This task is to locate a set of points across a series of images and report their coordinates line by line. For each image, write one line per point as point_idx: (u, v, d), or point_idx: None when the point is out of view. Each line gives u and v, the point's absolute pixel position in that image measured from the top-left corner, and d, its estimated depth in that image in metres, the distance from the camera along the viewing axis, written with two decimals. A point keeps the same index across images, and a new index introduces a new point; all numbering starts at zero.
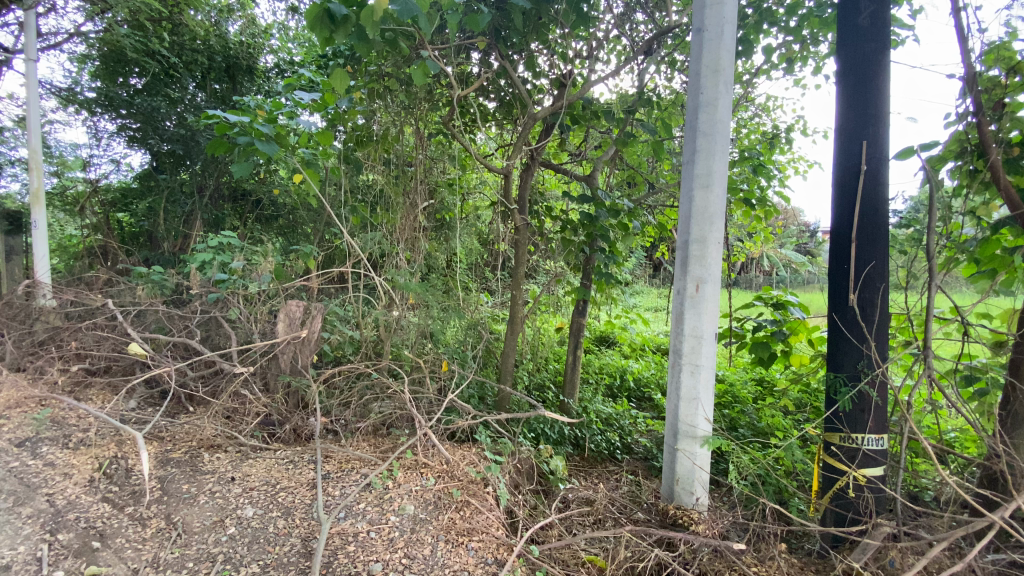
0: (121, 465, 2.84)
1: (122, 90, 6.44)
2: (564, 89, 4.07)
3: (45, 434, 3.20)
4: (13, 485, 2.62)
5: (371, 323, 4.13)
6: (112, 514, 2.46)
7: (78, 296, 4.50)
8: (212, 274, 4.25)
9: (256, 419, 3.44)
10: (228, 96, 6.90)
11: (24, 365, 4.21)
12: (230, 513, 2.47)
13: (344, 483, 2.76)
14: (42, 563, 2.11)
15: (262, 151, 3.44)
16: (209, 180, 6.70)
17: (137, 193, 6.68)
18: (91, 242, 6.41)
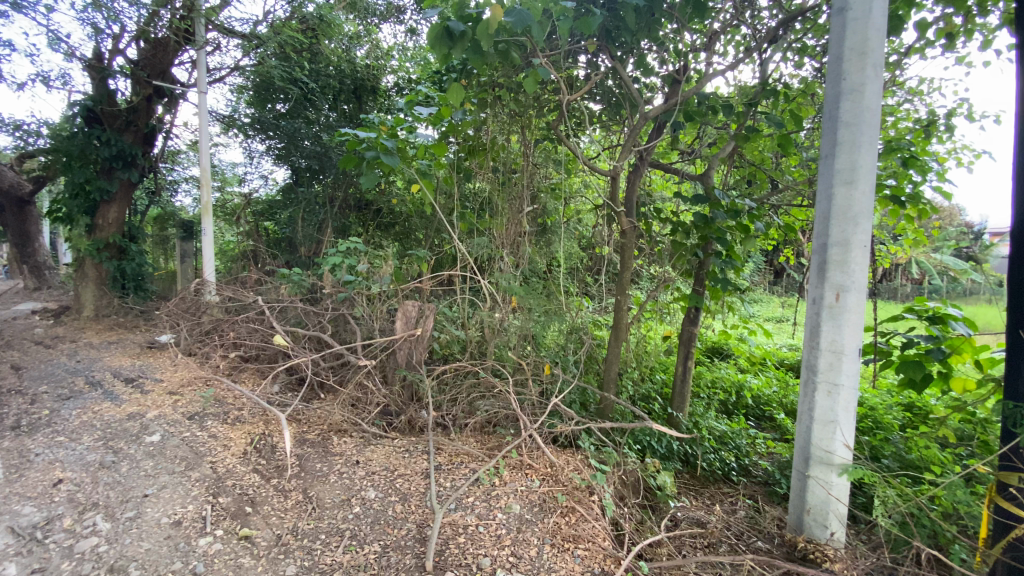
0: (268, 441, 3.23)
1: (271, 114, 7.39)
2: (676, 85, 3.89)
3: (209, 410, 3.75)
4: (187, 451, 3.11)
5: (477, 324, 4.28)
6: (261, 483, 2.80)
7: (235, 294, 5.24)
8: (341, 276, 4.71)
9: (377, 409, 3.73)
10: (355, 115, 7.67)
11: (196, 350, 5.00)
12: (355, 493, 2.69)
13: (455, 476, 2.87)
14: (205, 522, 2.46)
15: (386, 163, 3.74)
16: (337, 192, 7.44)
17: (280, 204, 7.62)
18: (244, 247, 7.45)
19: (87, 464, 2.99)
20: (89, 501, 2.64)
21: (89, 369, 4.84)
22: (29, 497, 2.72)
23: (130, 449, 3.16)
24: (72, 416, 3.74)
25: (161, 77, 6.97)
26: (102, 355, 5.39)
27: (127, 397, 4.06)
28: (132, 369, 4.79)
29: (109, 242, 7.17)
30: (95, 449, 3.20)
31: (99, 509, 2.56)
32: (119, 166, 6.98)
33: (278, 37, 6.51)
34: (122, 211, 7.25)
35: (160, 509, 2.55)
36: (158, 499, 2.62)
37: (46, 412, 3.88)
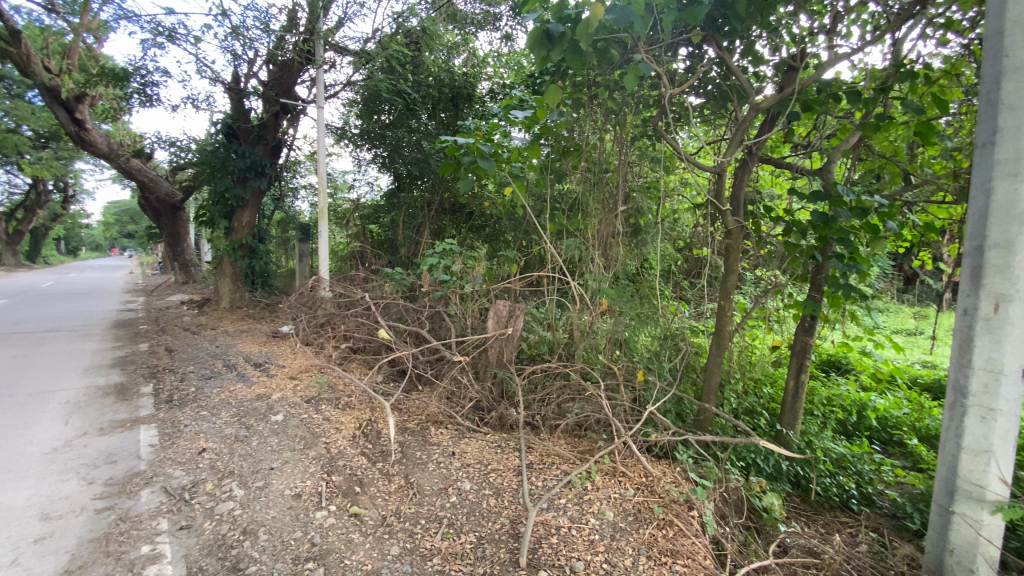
0: (374, 427, 3.47)
1: (377, 125, 7.90)
2: (792, 72, 3.57)
3: (323, 395, 4.11)
4: (306, 431, 3.44)
5: (566, 326, 4.27)
6: (368, 466, 3.01)
7: (345, 291, 5.70)
8: (438, 275, 4.94)
9: (471, 404, 3.85)
10: (452, 122, 7.96)
11: (311, 340, 5.54)
12: (453, 482, 2.80)
13: (546, 476, 2.88)
14: (321, 497, 2.69)
15: (483, 168, 3.86)
16: (434, 196, 7.83)
17: (385, 208, 8.18)
18: (352, 248, 8.08)
19: (225, 437, 3.42)
20: (226, 469, 3.00)
21: (226, 353, 5.53)
22: (181, 461, 3.16)
23: (259, 426, 3.56)
24: (213, 394, 4.30)
25: (286, 95, 7.75)
26: (236, 342, 6.13)
27: (256, 380, 4.59)
28: (260, 355, 5.40)
29: (243, 242, 8.16)
30: (231, 424, 3.64)
31: (234, 477, 2.91)
32: (251, 176, 7.89)
33: (386, 51, 7.12)
34: (253, 215, 8.20)
35: (283, 482, 2.83)
36: (282, 472, 2.92)
37: (194, 389, 4.49)
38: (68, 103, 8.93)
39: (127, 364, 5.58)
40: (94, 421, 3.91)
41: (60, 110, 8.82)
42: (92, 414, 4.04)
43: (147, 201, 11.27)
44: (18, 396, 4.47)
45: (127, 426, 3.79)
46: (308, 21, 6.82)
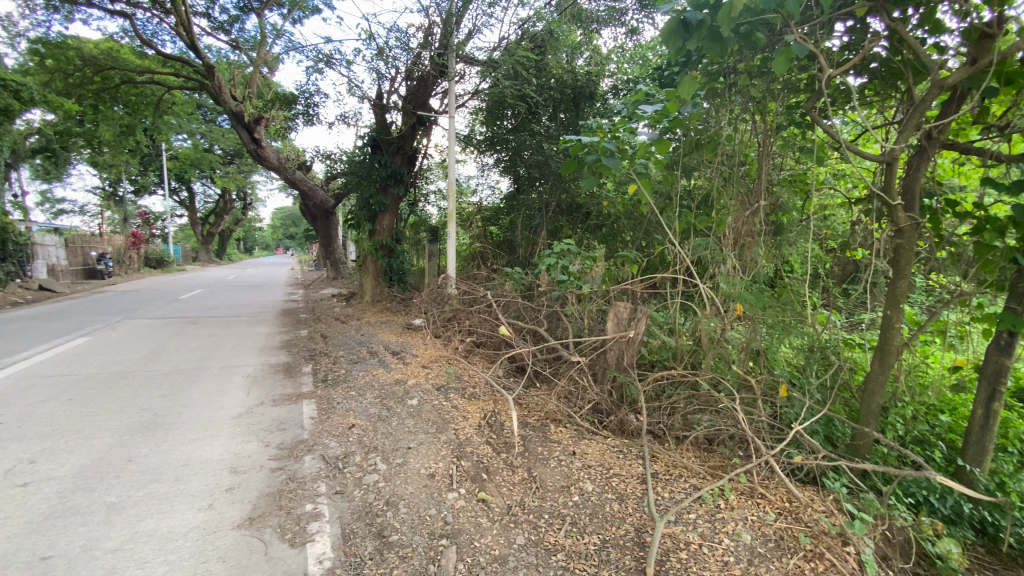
0: (498, 419, 3.62)
1: (501, 130, 8.19)
2: (987, 40, 2.94)
3: (451, 384, 4.40)
4: (438, 416, 3.72)
5: (691, 331, 4.04)
6: (494, 455, 3.15)
7: (470, 288, 6.05)
8: (557, 275, 5.00)
9: (589, 406, 3.83)
10: (573, 122, 7.99)
11: (442, 333, 6.00)
12: (575, 482, 2.80)
13: (673, 488, 2.75)
14: (452, 480, 2.87)
15: (607, 166, 3.81)
16: (553, 197, 7.89)
17: (504, 210, 8.49)
18: (474, 249, 8.50)
19: (370, 416, 3.84)
20: (371, 444, 3.36)
21: (368, 341, 6.18)
22: (335, 434, 3.60)
23: (398, 408, 3.93)
24: (359, 376, 4.84)
25: (421, 107, 8.41)
26: (375, 331, 6.81)
27: (394, 367, 5.06)
28: (396, 345, 5.93)
29: (382, 243, 9.05)
30: (374, 405, 4.07)
31: (378, 452, 3.24)
32: (391, 183, 8.72)
33: (512, 58, 7.32)
34: (392, 218, 9.04)
35: (419, 461, 3.08)
36: (418, 453, 3.18)
37: (343, 372, 5.09)
38: (249, 125, 10.53)
39: (292, 347, 6.51)
40: (268, 393, 4.62)
41: (244, 132, 10.56)
42: (266, 387, 4.77)
43: (306, 207, 13.01)
44: (214, 368, 5.45)
45: (292, 399, 4.42)
46: (442, 36, 7.28)
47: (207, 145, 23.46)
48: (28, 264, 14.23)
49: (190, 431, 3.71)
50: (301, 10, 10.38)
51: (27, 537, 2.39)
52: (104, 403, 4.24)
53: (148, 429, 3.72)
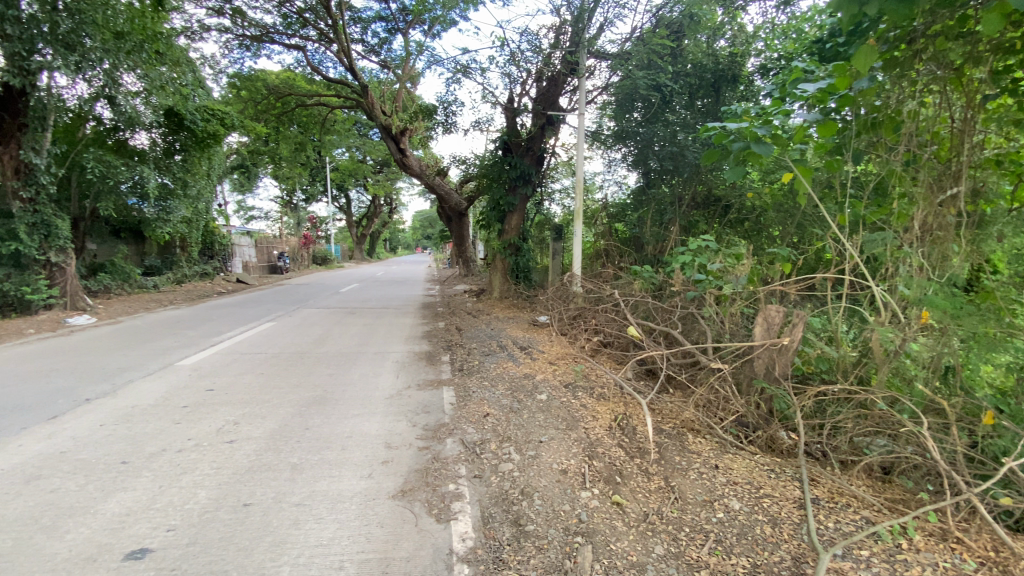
0: (630, 422, 3.53)
1: (631, 123, 7.77)
2: None
3: (580, 382, 4.41)
4: (568, 413, 3.75)
5: (858, 341, 3.52)
6: (627, 459, 3.07)
7: (597, 286, 6.00)
8: (693, 274, 4.71)
9: (733, 418, 3.52)
10: (712, 110, 7.47)
11: (568, 330, 6.05)
12: (718, 498, 2.62)
13: (839, 519, 2.43)
14: (585, 478, 2.86)
15: (758, 154, 3.44)
16: (687, 190, 7.46)
17: (631, 206, 8.16)
18: (598, 247, 8.39)
19: (503, 406, 4.03)
20: (504, 434, 3.52)
21: (498, 335, 6.47)
22: (472, 421, 3.83)
23: (529, 401, 4.06)
24: (492, 368, 5.11)
25: (551, 107, 8.53)
26: (504, 326, 7.11)
27: (522, 361, 5.23)
28: (524, 340, 6.12)
29: (510, 241, 9.38)
30: (506, 396, 4.26)
31: (512, 443, 3.38)
32: (520, 183, 8.98)
33: (646, 47, 7.18)
34: (520, 217, 9.29)
35: (550, 456, 3.13)
36: (550, 447, 3.24)
37: (476, 363, 5.40)
38: (396, 136, 11.48)
39: (431, 337, 7.08)
40: (411, 378, 5.08)
41: (392, 143, 11.57)
42: (411, 373, 5.26)
43: (442, 209, 14.03)
44: (368, 353, 6.15)
45: (433, 385, 4.81)
46: (574, 34, 7.27)
47: (361, 156, 26.49)
48: (229, 261, 17.45)
49: (352, 407, 4.23)
50: (440, 25, 11.17)
51: (234, 485, 2.93)
52: (285, 379, 5.03)
53: (319, 403, 4.32)
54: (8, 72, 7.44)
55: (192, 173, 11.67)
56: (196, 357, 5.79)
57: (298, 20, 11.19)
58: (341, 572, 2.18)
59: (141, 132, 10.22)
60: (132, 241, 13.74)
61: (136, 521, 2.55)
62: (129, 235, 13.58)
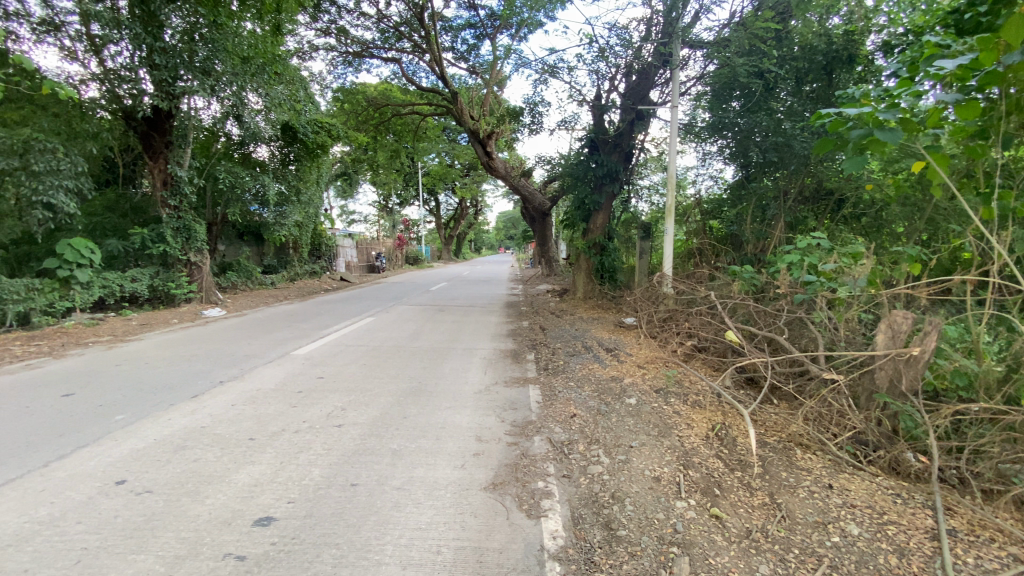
0: (730, 433, 3.33)
1: (729, 113, 7.26)
2: None
3: (672, 388, 4.24)
4: (659, 420, 3.62)
5: (1006, 355, 3.00)
6: (726, 472, 2.90)
7: (690, 288, 5.74)
8: (801, 275, 4.33)
9: (849, 435, 3.20)
10: (824, 95, 6.85)
11: (658, 333, 5.84)
12: (833, 520, 2.39)
13: (984, 556, 2.12)
14: (680, 488, 2.75)
15: (882, 142, 3.01)
16: (793, 184, 6.90)
17: (729, 202, 7.79)
18: (691, 246, 7.99)
19: (591, 408, 3.98)
20: (593, 436, 3.48)
21: (584, 336, 6.42)
22: (559, 420, 3.84)
23: (617, 405, 3.98)
24: (578, 369, 5.08)
25: (641, 101, 8.28)
26: (591, 327, 7.04)
27: (610, 363, 5.15)
28: (610, 341, 6.00)
29: (596, 241, 9.25)
30: (593, 398, 4.22)
31: (601, 446, 3.34)
32: (607, 181, 8.82)
33: (747, 33, 6.77)
34: (606, 216, 9.14)
35: (642, 462, 3.05)
36: (641, 453, 3.15)
37: (562, 363, 5.40)
38: (483, 139, 11.75)
39: (516, 336, 7.19)
40: (499, 374, 5.20)
41: (479, 147, 11.88)
42: (498, 369, 5.38)
43: (526, 209, 14.18)
44: (457, 349, 6.39)
45: (520, 382, 4.89)
46: (667, 24, 6.99)
47: (449, 160, 27.56)
48: (334, 260, 19.01)
49: (444, 400, 4.42)
50: (527, 27, 11.30)
51: (342, 465, 3.18)
52: (383, 370, 5.38)
53: (414, 395, 4.56)
54: (159, 97, 8.60)
55: (303, 181, 12.86)
56: (307, 348, 6.37)
57: (394, 34, 11.88)
58: (439, 556, 2.29)
59: (262, 145, 11.45)
60: (254, 243, 15.46)
61: (261, 492, 2.86)
62: (251, 238, 15.27)
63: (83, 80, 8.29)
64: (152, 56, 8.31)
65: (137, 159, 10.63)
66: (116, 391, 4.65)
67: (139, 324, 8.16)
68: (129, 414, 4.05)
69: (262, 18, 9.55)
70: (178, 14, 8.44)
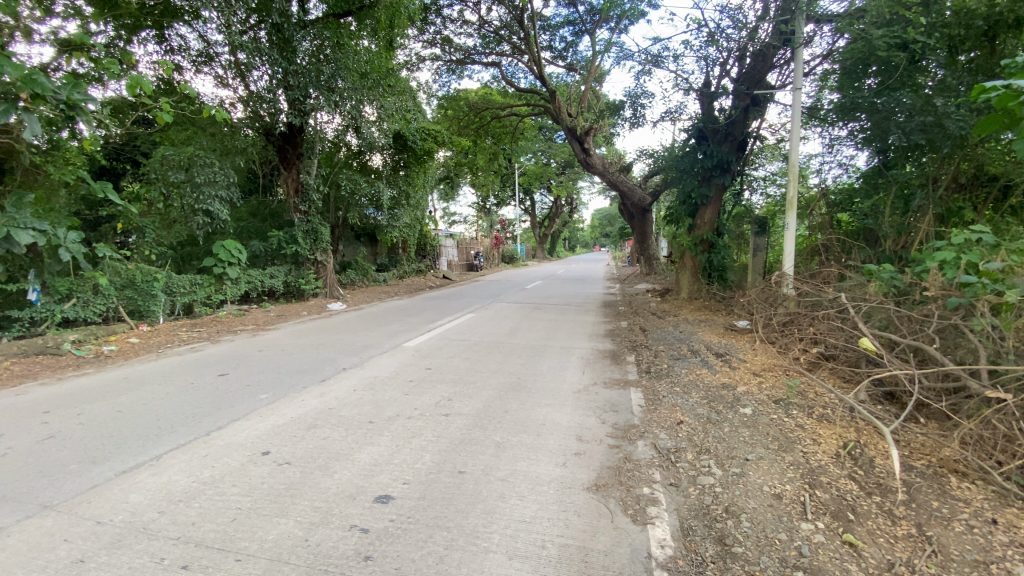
0: (865, 453, 2.96)
1: (863, 93, 6.49)
2: None
3: (794, 399, 3.88)
4: (778, 433, 3.33)
5: None
6: (861, 495, 2.59)
7: (813, 289, 5.20)
8: (954, 277, 3.75)
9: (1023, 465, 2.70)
10: (986, 66, 5.86)
11: (775, 339, 5.38)
12: (998, 560, 2.07)
13: None
14: (805, 508, 2.51)
15: None
16: (944, 170, 6.00)
17: (862, 192, 6.98)
18: (815, 242, 7.25)
19: (700, 416, 3.78)
20: (703, 445, 3.30)
21: (689, 339, 6.11)
22: (664, 426, 3.69)
23: (729, 414, 3.73)
24: (683, 373, 4.85)
25: (757, 86, 7.66)
26: (697, 329, 6.67)
27: (721, 369, 4.85)
28: (720, 346, 5.64)
29: (703, 238, 8.73)
30: (702, 405, 3.99)
31: (712, 456, 3.15)
32: (716, 173, 8.31)
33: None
34: (715, 211, 8.62)
35: (759, 477, 2.83)
36: (759, 467, 2.93)
37: (666, 367, 5.19)
38: (580, 136, 11.70)
39: (615, 336, 7.04)
40: (598, 375, 5.13)
41: (576, 144, 11.81)
42: (598, 369, 5.31)
43: (625, 206, 13.81)
44: (555, 347, 6.42)
45: (621, 384, 4.77)
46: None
47: (546, 159, 27.77)
48: (437, 259, 20.07)
49: (545, 397, 4.46)
50: (627, 18, 10.99)
51: (450, 453, 3.35)
52: (485, 365, 5.56)
53: (515, 390, 4.66)
54: (292, 115, 9.67)
55: (412, 185, 13.73)
56: (416, 341, 6.79)
57: (494, 38, 12.20)
58: (544, 551, 2.32)
59: (376, 153, 12.42)
60: (368, 244, 16.82)
61: (380, 472, 3.11)
62: (366, 239, 16.63)
63: (232, 103, 9.58)
64: (288, 79, 9.33)
65: (274, 170, 12.05)
66: (260, 372, 5.35)
67: (276, 316, 9.27)
68: (269, 394, 4.62)
69: (377, 35, 10.41)
70: (308, 39, 9.51)
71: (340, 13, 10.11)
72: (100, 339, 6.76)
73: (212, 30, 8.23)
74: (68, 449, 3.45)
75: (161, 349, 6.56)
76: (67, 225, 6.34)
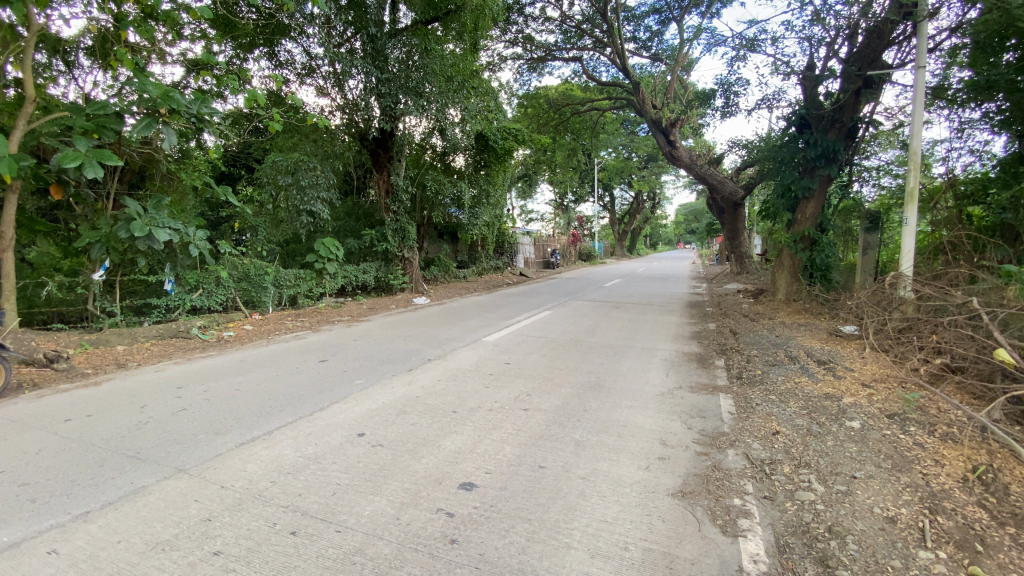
0: (1000, 479, 2.60)
1: (1001, 70, 5.68)
2: None
3: (911, 415, 3.48)
4: (892, 451, 3.01)
5: None
6: (993, 525, 2.29)
7: (937, 292, 4.63)
8: None
9: None
10: None
11: (889, 347, 4.85)
12: None
13: None
14: (924, 535, 2.26)
15: None
16: None
17: (1001, 182, 6.08)
18: (939, 239, 6.40)
19: (798, 427, 3.52)
20: (802, 459, 3.07)
21: (786, 344, 5.69)
22: (758, 436, 3.48)
23: (834, 427, 3.44)
24: (780, 380, 4.54)
25: (871, 66, 6.91)
26: (795, 334, 6.18)
27: (823, 377, 4.48)
28: (823, 352, 5.19)
29: (804, 234, 8.05)
30: (801, 416, 3.71)
31: (812, 471, 2.93)
32: (820, 164, 7.61)
33: None
34: (819, 204, 7.92)
35: (869, 497, 2.58)
36: (867, 486, 2.68)
37: (759, 372, 4.89)
38: (666, 128, 11.20)
39: (702, 338, 6.73)
40: (683, 378, 4.94)
41: (661, 136, 11.32)
42: (683, 373, 5.11)
43: (714, 200, 13.05)
44: (637, 348, 6.26)
45: (708, 389, 4.56)
46: None
47: (628, 153, 27.04)
48: (514, 257, 20.36)
49: (627, 398, 4.38)
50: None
51: (530, 447, 3.40)
52: (564, 362, 5.56)
53: (596, 389, 4.63)
54: (384, 120, 10.24)
55: (492, 184, 14.01)
56: (496, 335, 6.95)
57: (576, 32, 12.09)
58: (626, 553, 2.30)
59: (459, 154, 12.71)
60: (451, 241, 17.46)
61: (464, 460, 3.24)
62: (449, 237, 17.21)
63: (331, 111, 10.38)
64: (380, 87, 9.92)
65: (366, 172, 12.85)
66: (355, 360, 5.76)
67: (368, 308, 9.91)
68: (364, 380, 4.97)
69: (462, 38, 10.75)
70: (399, 47, 10.07)
71: (427, 19, 10.44)
72: (221, 325, 7.66)
73: (314, 45, 8.95)
74: (198, 421, 3.95)
75: (271, 336, 7.29)
76: (195, 224, 6.94)
